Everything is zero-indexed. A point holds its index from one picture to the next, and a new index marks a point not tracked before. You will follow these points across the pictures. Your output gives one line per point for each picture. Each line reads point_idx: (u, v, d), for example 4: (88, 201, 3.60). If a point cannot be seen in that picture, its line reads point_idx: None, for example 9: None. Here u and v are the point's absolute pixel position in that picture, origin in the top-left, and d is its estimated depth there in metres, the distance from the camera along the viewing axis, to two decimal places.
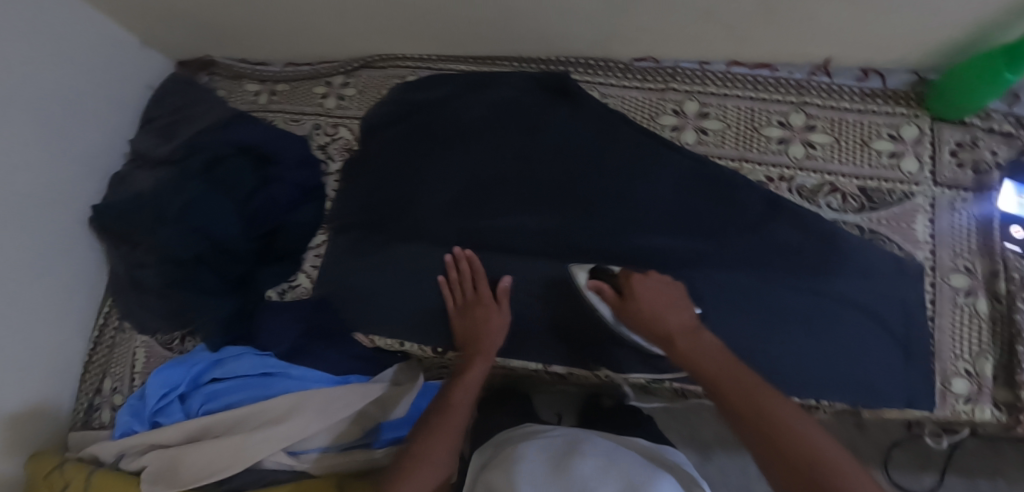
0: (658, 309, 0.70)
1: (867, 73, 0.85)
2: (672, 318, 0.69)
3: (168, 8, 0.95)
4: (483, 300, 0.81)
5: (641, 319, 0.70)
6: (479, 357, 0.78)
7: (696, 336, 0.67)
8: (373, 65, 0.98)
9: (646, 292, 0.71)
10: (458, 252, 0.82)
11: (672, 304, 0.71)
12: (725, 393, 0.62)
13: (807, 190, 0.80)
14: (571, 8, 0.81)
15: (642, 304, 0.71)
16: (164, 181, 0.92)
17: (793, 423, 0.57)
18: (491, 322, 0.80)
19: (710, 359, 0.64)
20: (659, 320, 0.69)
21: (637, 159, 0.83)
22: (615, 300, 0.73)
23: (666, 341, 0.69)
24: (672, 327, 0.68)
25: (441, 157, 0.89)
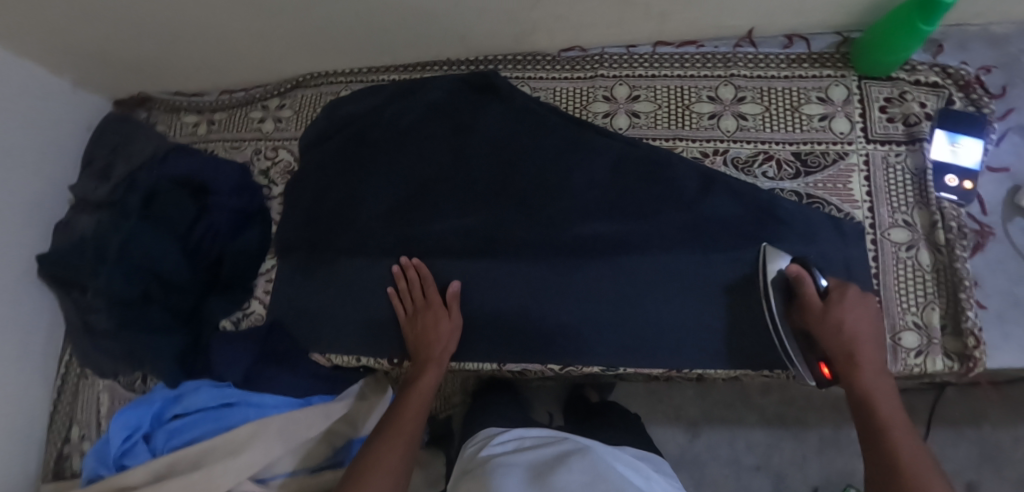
0: (857, 326, 0.67)
1: (791, 39, 0.86)
2: (859, 348, 0.66)
3: (92, 50, 0.94)
4: (431, 306, 0.80)
5: (839, 334, 0.66)
6: (430, 363, 0.79)
7: (881, 377, 0.65)
8: (307, 84, 0.98)
9: (858, 306, 0.68)
10: (405, 261, 0.82)
11: (876, 337, 0.67)
12: (891, 436, 0.60)
13: (742, 162, 0.81)
14: (485, 7, 0.80)
15: (852, 316, 0.67)
16: (105, 222, 0.91)
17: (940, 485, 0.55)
18: (441, 326, 0.79)
19: (887, 402, 0.62)
20: (855, 340, 0.66)
21: (571, 150, 0.83)
22: (812, 306, 0.69)
23: (854, 361, 0.65)
24: (865, 357, 0.65)
25: (379, 169, 0.88)
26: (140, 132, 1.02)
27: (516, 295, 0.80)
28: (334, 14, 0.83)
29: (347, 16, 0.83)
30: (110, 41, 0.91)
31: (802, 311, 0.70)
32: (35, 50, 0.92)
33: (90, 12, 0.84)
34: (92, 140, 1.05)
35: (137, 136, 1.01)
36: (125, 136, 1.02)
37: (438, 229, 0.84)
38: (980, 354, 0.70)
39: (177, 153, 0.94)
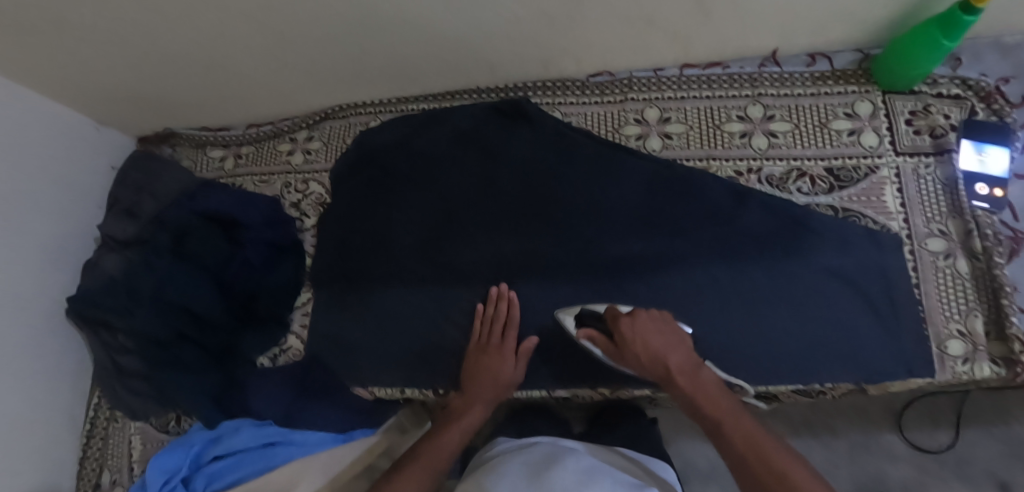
0: (655, 349, 0.69)
1: (814, 58, 0.87)
2: (676, 355, 0.69)
3: (120, 89, 0.94)
4: (504, 348, 0.79)
5: (642, 361, 0.69)
6: (473, 406, 0.79)
7: (700, 380, 0.67)
8: (334, 116, 0.99)
9: (637, 331, 0.70)
10: (503, 290, 0.80)
11: (669, 342, 0.69)
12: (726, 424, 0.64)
13: (776, 179, 0.82)
14: (517, 36, 0.81)
15: (638, 348, 0.69)
16: (136, 261, 0.90)
17: (788, 461, 0.59)
18: (501, 373, 0.79)
19: (718, 400, 0.66)
20: (662, 359, 0.68)
21: (604, 173, 0.84)
22: (608, 345, 0.73)
23: (666, 379, 0.68)
24: (682, 364, 0.68)
25: (414, 198, 0.89)
26: (166, 168, 1.01)
27: (559, 317, 0.80)
28: (366, 47, 0.84)
29: (379, 49, 0.84)
30: (139, 80, 0.92)
31: (604, 350, 0.74)
32: (63, 90, 0.93)
33: (122, 52, 0.84)
34: (117, 178, 1.04)
35: (163, 173, 1.00)
36: (151, 173, 1.01)
37: (476, 256, 0.84)
38: None
39: (206, 189, 0.94)
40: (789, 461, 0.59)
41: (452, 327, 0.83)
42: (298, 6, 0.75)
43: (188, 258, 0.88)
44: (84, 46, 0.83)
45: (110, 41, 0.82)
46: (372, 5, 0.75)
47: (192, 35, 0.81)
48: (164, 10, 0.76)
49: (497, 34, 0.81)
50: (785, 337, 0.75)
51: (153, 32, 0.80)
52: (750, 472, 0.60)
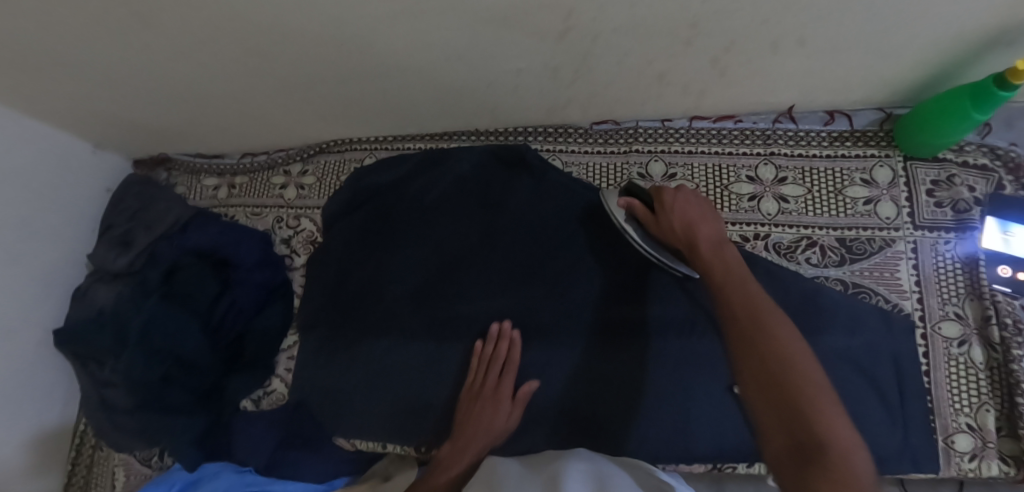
0: (690, 219, 0.66)
1: (833, 115, 0.81)
2: (708, 227, 0.64)
3: (116, 118, 0.91)
4: (499, 390, 0.77)
5: (673, 229, 0.67)
6: (462, 455, 0.74)
7: (722, 249, 0.61)
8: (329, 150, 0.96)
9: (683, 201, 0.68)
10: (505, 330, 0.79)
11: (705, 216, 0.66)
12: (738, 285, 0.54)
13: (784, 247, 0.78)
14: (521, 86, 0.77)
15: (675, 214, 0.67)
16: (125, 295, 0.88)
17: (788, 337, 0.48)
18: (496, 418, 0.76)
19: (732, 266, 0.57)
20: (693, 227, 0.65)
21: (604, 232, 0.81)
22: (648, 215, 0.71)
23: (689, 244, 0.64)
24: (708, 235, 0.63)
25: (407, 244, 0.87)
26: (161, 195, 1.00)
27: (551, 380, 0.79)
28: (365, 90, 0.80)
29: (379, 93, 0.81)
30: (134, 111, 0.89)
31: (643, 221, 0.72)
32: (59, 119, 0.90)
33: (117, 86, 0.81)
34: (112, 204, 1.01)
35: (158, 201, 0.98)
36: (146, 200, 0.99)
37: (468, 311, 0.82)
38: None
39: (198, 222, 0.91)
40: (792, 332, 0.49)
41: (440, 384, 0.81)
42: (296, 52, 0.72)
43: (174, 296, 0.86)
44: (76, 81, 0.80)
45: (103, 77, 0.79)
46: (372, 53, 0.71)
47: (188, 73, 0.78)
48: (159, 51, 0.72)
49: (500, 83, 0.77)
50: None
51: (148, 70, 0.77)
52: (744, 339, 0.49)
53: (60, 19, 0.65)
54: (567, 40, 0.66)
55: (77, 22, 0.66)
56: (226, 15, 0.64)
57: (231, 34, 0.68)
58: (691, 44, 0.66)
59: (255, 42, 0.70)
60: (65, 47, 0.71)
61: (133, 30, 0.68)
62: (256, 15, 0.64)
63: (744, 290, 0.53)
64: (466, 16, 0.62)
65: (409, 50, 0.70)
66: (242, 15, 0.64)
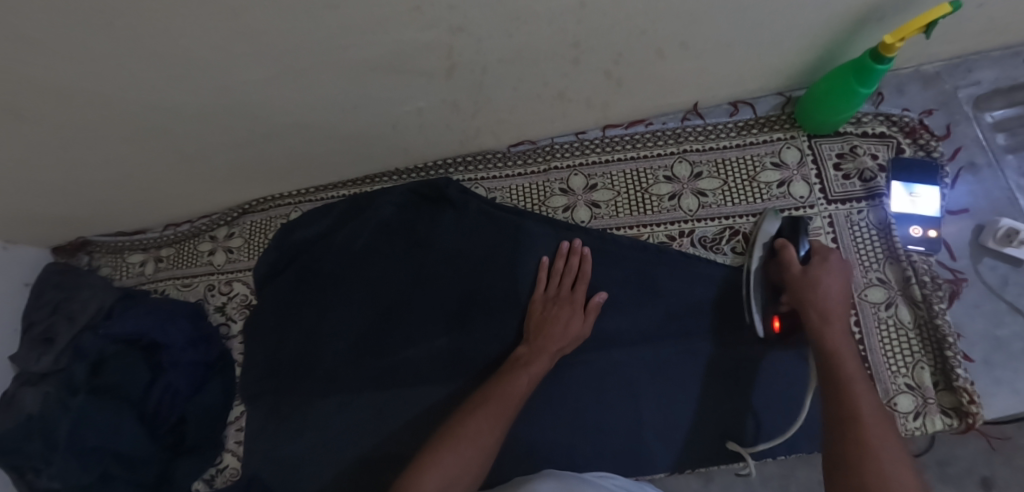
0: (835, 291, 0.66)
1: (736, 106, 0.85)
2: (835, 303, 0.65)
3: (20, 212, 0.87)
4: (573, 301, 0.77)
5: (808, 283, 0.67)
6: (542, 354, 0.74)
7: (843, 339, 0.62)
8: (253, 210, 0.94)
9: (826, 267, 0.68)
10: (576, 246, 0.80)
11: (840, 293, 0.66)
12: (839, 366, 0.60)
13: (709, 241, 0.79)
14: (427, 122, 0.77)
15: (815, 279, 0.67)
16: (50, 398, 0.83)
17: (860, 396, 0.57)
18: (570, 325, 0.76)
19: (848, 357, 0.61)
20: (818, 295, 0.65)
21: (516, 251, 0.82)
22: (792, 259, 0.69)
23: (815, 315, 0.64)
24: (832, 306, 0.65)
25: (343, 297, 0.86)
26: (83, 281, 0.96)
27: None
28: (271, 148, 0.79)
29: (287, 148, 0.80)
30: (37, 202, 0.85)
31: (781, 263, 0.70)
32: None
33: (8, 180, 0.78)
34: (32, 298, 0.96)
35: (82, 288, 0.94)
36: (71, 289, 0.95)
37: (410, 355, 0.82)
38: (976, 410, 0.69)
39: (120, 311, 0.89)
40: (896, 450, 0.53)
41: (397, 432, 0.80)
42: (188, 120, 0.70)
43: (102, 391, 0.82)
44: None
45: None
46: (268, 114, 0.71)
47: (83, 156, 0.75)
48: (42, 140, 0.70)
49: (405, 123, 0.77)
50: (727, 411, 0.75)
51: (40, 160, 0.74)
52: (848, 427, 0.55)
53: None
54: (454, 76, 0.67)
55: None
56: (106, 96, 0.63)
57: (115, 113, 0.66)
58: (577, 61, 0.68)
59: (145, 118, 0.68)
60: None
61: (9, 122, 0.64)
62: (136, 92, 0.63)
63: (846, 377, 0.59)
64: (350, 68, 0.63)
65: (304, 105, 0.69)
66: (122, 94, 0.63)
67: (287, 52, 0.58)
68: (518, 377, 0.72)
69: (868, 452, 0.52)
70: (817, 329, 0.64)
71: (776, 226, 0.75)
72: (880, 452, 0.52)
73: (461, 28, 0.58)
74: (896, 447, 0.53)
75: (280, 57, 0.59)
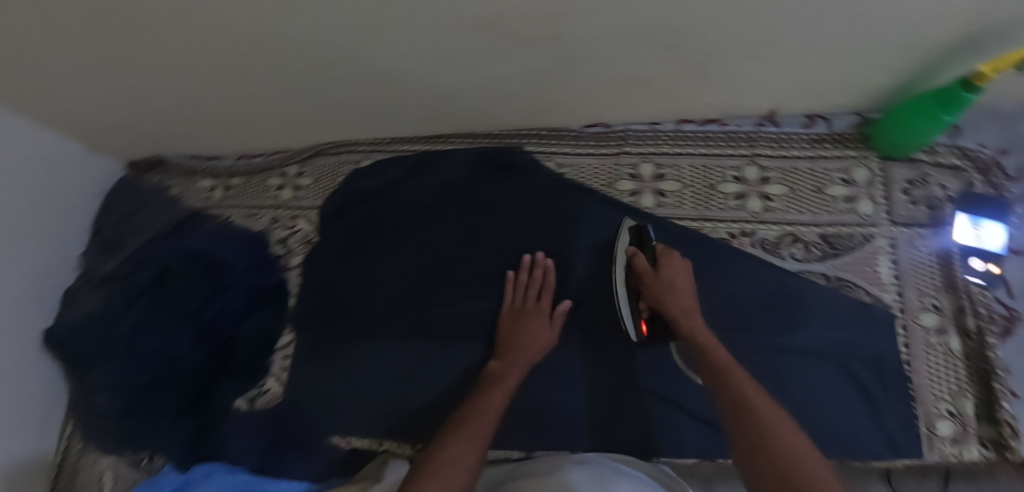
0: (683, 295, 0.75)
1: (813, 119, 0.85)
2: (687, 300, 0.75)
3: (109, 121, 0.91)
4: (541, 310, 0.80)
5: (668, 287, 0.76)
6: (514, 366, 0.76)
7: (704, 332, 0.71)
8: (326, 153, 0.97)
9: (676, 271, 0.77)
10: (539, 258, 0.83)
11: (687, 291, 0.76)
12: (711, 357, 0.67)
13: (769, 243, 0.81)
14: (513, 89, 0.80)
15: (672, 284, 0.76)
16: (113, 297, 0.89)
17: (747, 384, 0.62)
18: (540, 336, 0.79)
19: (716, 348, 0.68)
20: (672, 298, 0.75)
21: (575, 226, 0.85)
22: (648, 268, 0.78)
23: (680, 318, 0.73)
24: (684, 305, 0.74)
25: (400, 246, 0.88)
26: (154, 198, 1.01)
27: (545, 374, 0.81)
28: (358, 93, 0.82)
29: (373, 96, 0.83)
30: (127, 113, 0.89)
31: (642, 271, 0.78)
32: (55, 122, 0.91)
33: (107, 88, 0.81)
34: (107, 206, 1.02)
35: (151, 205, 1.00)
36: (141, 204, 1.00)
37: (456, 311, 0.84)
38: (1016, 444, 0.70)
39: (186, 229, 0.94)
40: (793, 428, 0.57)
41: (438, 382, 0.82)
42: (290, 54, 0.73)
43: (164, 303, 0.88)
44: (69, 83, 0.80)
45: (98, 79, 0.79)
46: (366, 59, 0.73)
47: (181, 75, 0.79)
48: (150, 55, 0.73)
49: (492, 87, 0.79)
50: None
51: (144, 74, 0.78)
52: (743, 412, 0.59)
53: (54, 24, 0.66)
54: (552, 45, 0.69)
55: (69, 26, 0.66)
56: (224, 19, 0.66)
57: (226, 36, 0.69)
58: (672, 49, 0.70)
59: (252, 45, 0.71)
60: (56, 53, 0.72)
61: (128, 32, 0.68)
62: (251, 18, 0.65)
63: (722, 365, 0.66)
64: (457, 23, 0.65)
65: (402, 53, 0.72)
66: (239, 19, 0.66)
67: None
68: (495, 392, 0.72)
69: (769, 433, 0.56)
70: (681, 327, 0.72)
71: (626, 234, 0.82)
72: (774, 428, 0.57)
73: None
74: (785, 424, 0.58)
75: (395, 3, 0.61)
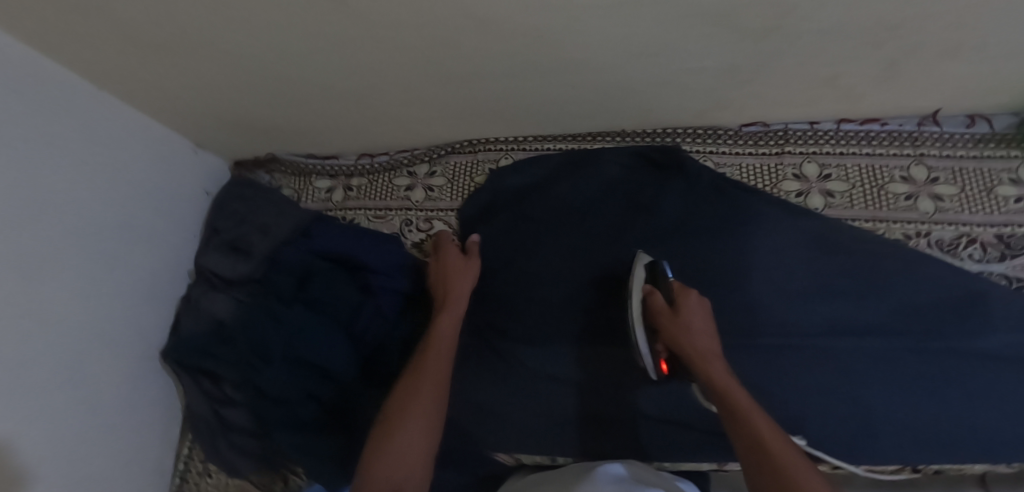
0: (698, 337, 0.70)
1: (974, 120, 0.83)
2: (704, 340, 0.70)
3: (233, 114, 0.85)
4: (450, 255, 0.82)
5: (686, 331, 0.70)
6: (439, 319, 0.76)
7: (723, 372, 0.67)
8: (462, 151, 0.93)
9: (690, 311, 0.72)
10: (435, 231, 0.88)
11: (703, 330, 0.71)
12: (732, 401, 0.64)
13: (946, 244, 0.79)
14: (684, 85, 0.76)
15: (682, 326, 0.71)
16: (251, 302, 0.80)
17: (763, 426, 0.61)
18: (450, 276, 0.80)
19: (735, 390, 0.65)
20: (691, 340, 0.69)
21: (741, 225, 0.81)
22: (663, 308, 0.73)
23: (696, 360, 0.68)
24: (703, 348, 0.69)
25: (553, 249, 0.84)
26: (265, 197, 0.91)
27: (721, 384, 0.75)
28: (516, 87, 0.78)
29: (534, 89, 0.78)
30: (259, 106, 0.83)
31: (658, 311, 0.73)
32: (163, 113, 0.84)
33: (247, 79, 0.75)
34: (215, 206, 0.94)
35: (268, 202, 0.90)
36: (254, 203, 0.91)
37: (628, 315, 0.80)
38: None
39: (321, 227, 0.85)
40: (807, 471, 0.57)
41: (604, 393, 0.79)
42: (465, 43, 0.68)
43: (315, 305, 0.79)
44: (210, 73, 0.74)
45: (243, 69, 0.73)
46: (545, 51, 0.69)
47: (334, 67, 0.73)
48: (312, 43, 0.67)
49: (665, 83, 0.76)
50: (960, 415, 0.73)
51: (292, 65, 0.72)
52: (763, 459, 0.58)
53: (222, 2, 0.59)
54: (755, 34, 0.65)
55: (243, 8, 0.61)
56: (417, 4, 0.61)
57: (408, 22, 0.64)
58: (879, 45, 0.67)
59: (428, 34, 0.66)
60: (214, 40, 0.66)
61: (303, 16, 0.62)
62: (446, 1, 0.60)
63: (743, 408, 0.63)
64: (669, 13, 0.61)
65: (587, 44, 0.68)
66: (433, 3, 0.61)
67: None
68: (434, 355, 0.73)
69: (787, 476, 0.56)
70: (701, 369, 0.68)
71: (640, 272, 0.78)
72: (792, 471, 0.57)
73: None
74: (802, 468, 0.57)
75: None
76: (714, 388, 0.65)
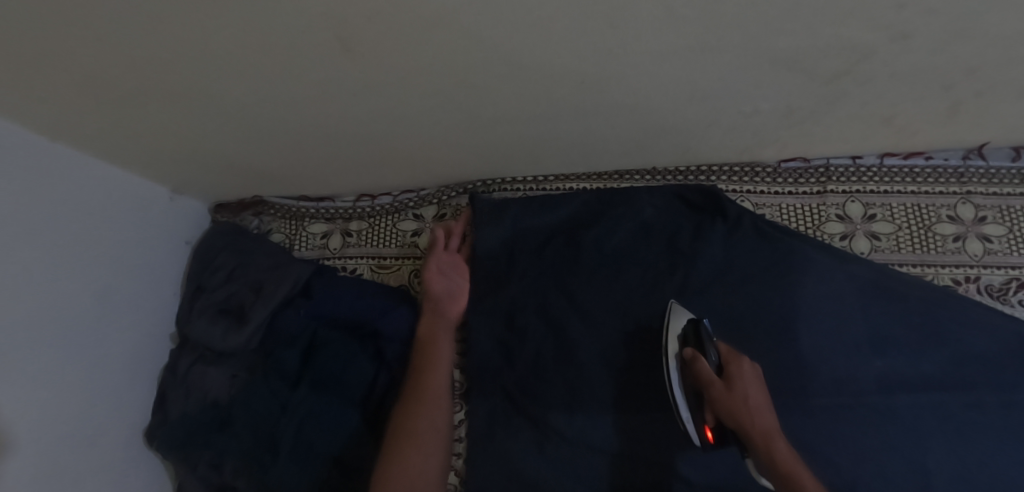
0: (754, 409, 0.66)
1: (1019, 151, 0.76)
2: (762, 414, 0.66)
3: (216, 159, 0.74)
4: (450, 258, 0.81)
5: (741, 404, 0.66)
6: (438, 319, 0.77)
7: (782, 450, 0.64)
8: (476, 192, 0.85)
9: (745, 381, 0.67)
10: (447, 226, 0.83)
11: (761, 402, 0.67)
12: (798, 481, 0.61)
13: (996, 289, 0.75)
14: (722, 126, 0.69)
15: (737, 398, 0.66)
16: (251, 379, 0.73)
17: None
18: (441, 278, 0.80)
19: (799, 472, 0.62)
20: (750, 415, 0.65)
21: (785, 274, 0.75)
22: (712, 378, 0.66)
23: (755, 439, 0.64)
24: (762, 425, 0.65)
25: (583, 303, 0.77)
26: (258, 246, 0.84)
27: None
28: (535, 130, 0.69)
29: (554, 130, 0.69)
30: (246, 151, 0.72)
31: (704, 381, 0.67)
32: (132, 160, 0.74)
33: (226, 127, 0.65)
34: (195, 259, 0.86)
35: (258, 254, 0.83)
36: (245, 255, 0.83)
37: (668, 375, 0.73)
38: None
39: (324, 286, 0.78)
40: None
41: (648, 462, 0.71)
42: (482, 88, 0.58)
43: (322, 384, 0.71)
44: (183, 122, 0.64)
45: (221, 117, 0.63)
46: (572, 94, 0.60)
47: (326, 112, 0.62)
48: (300, 88, 0.57)
49: (700, 124, 0.68)
50: None
51: (278, 112, 0.62)
52: None
53: (193, 49, 0.50)
54: (810, 76, 0.57)
55: (215, 56, 0.51)
56: (427, 49, 0.51)
57: (414, 68, 0.54)
58: (939, 88, 0.60)
59: (439, 80, 0.56)
60: (185, 88, 0.56)
61: (291, 62, 0.52)
62: (462, 47, 0.51)
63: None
64: (718, 56, 0.53)
65: (621, 87, 0.59)
66: (445, 50, 0.51)
67: (679, 25, 0.48)
68: (434, 371, 0.72)
69: None
70: (761, 447, 0.64)
71: (682, 325, 0.71)
72: None
73: (885, 26, 0.49)
74: None
75: (661, 31, 0.49)
76: (775, 469, 0.62)
